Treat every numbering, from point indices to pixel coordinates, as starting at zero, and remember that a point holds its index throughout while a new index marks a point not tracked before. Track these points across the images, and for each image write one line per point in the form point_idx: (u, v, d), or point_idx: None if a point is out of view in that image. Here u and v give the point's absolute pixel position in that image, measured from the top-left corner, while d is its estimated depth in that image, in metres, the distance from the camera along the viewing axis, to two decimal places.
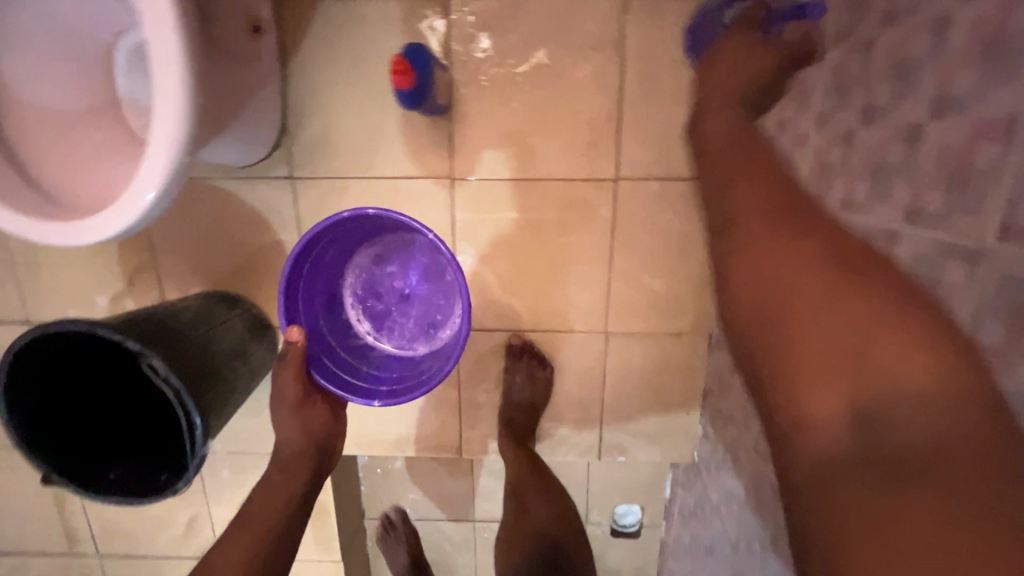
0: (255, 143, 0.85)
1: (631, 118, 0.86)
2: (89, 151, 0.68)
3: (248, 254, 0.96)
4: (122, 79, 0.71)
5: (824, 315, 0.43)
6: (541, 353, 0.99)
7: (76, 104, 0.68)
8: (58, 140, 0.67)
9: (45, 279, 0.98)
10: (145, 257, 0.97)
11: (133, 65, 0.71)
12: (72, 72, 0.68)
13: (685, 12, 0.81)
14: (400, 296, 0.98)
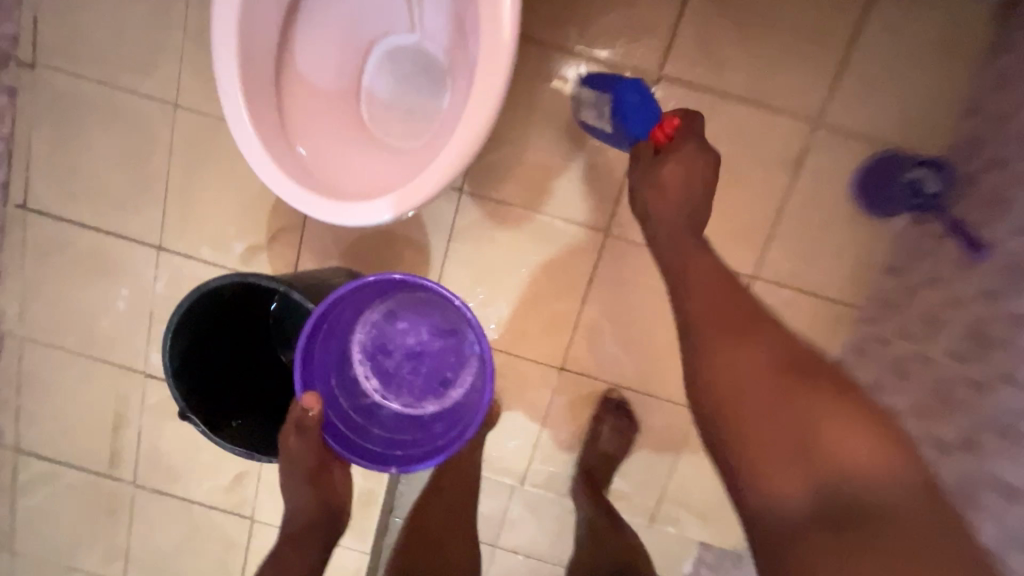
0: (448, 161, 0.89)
1: (784, 229, 0.94)
2: (330, 129, 0.74)
3: (392, 246, 1.01)
4: (373, 73, 0.77)
5: (784, 420, 0.49)
6: (630, 408, 1.04)
7: (333, 84, 0.74)
8: (310, 111, 0.73)
9: (195, 213, 1.02)
10: (295, 221, 1.01)
11: (389, 66, 0.77)
12: (340, 57, 0.74)
13: (863, 155, 0.90)
14: (412, 352, 0.92)
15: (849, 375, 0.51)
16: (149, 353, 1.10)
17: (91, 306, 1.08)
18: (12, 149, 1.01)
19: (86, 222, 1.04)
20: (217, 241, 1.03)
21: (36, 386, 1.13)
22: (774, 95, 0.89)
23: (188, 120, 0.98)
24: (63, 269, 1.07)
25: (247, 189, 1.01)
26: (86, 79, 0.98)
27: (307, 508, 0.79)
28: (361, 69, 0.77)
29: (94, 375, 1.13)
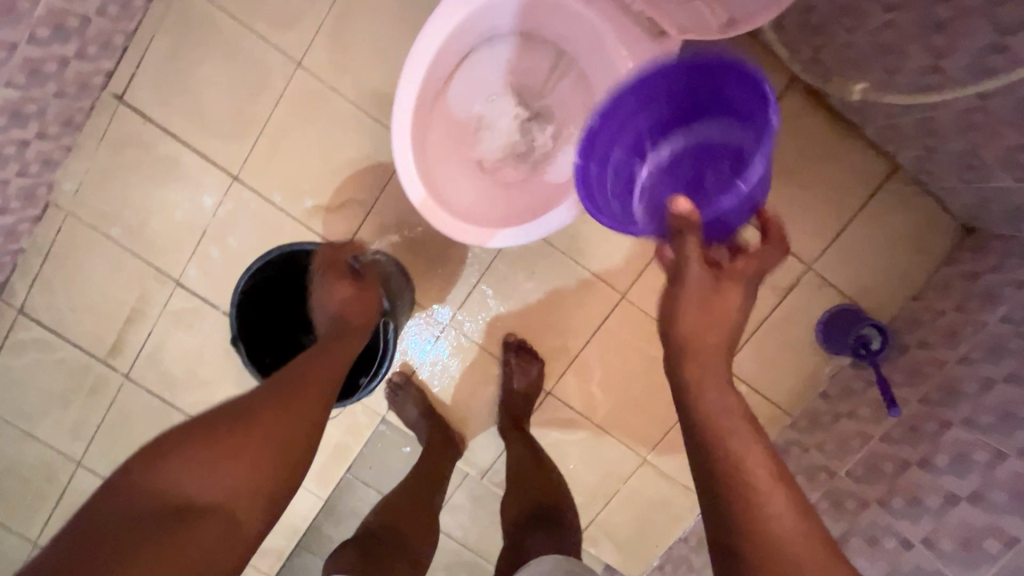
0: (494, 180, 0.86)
1: (758, 336, 1.15)
2: (455, 108, 0.83)
3: (441, 246, 1.16)
4: (498, 98, 0.85)
5: (650, 407, 1.21)
6: (601, 434, 1.22)
7: (479, 80, 0.84)
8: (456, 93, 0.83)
9: (277, 159, 1.12)
10: (363, 196, 1.14)
11: (509, 98, 0.86)
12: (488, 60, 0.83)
13: (829, 303, 1.13)
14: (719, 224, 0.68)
15: (600, 403, 1.21)
16: (188, 267, 1.18)
17: (152, 208, 1.16)
18: (127, 45, 1.07)
19: (175, 135, 1.12)
20: (292, 190, 1.14)
21: (65, 259, 1.18)
22: (788, 232, 1.10)
23: (303, 80, 1.08)
24: (137, 165, 1.13)
25: (331, 157, 1.12)
26: (226, 14, 1.06)
27: (307, 368, 0.77)
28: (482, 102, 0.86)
29: (121, 267, 1.19)
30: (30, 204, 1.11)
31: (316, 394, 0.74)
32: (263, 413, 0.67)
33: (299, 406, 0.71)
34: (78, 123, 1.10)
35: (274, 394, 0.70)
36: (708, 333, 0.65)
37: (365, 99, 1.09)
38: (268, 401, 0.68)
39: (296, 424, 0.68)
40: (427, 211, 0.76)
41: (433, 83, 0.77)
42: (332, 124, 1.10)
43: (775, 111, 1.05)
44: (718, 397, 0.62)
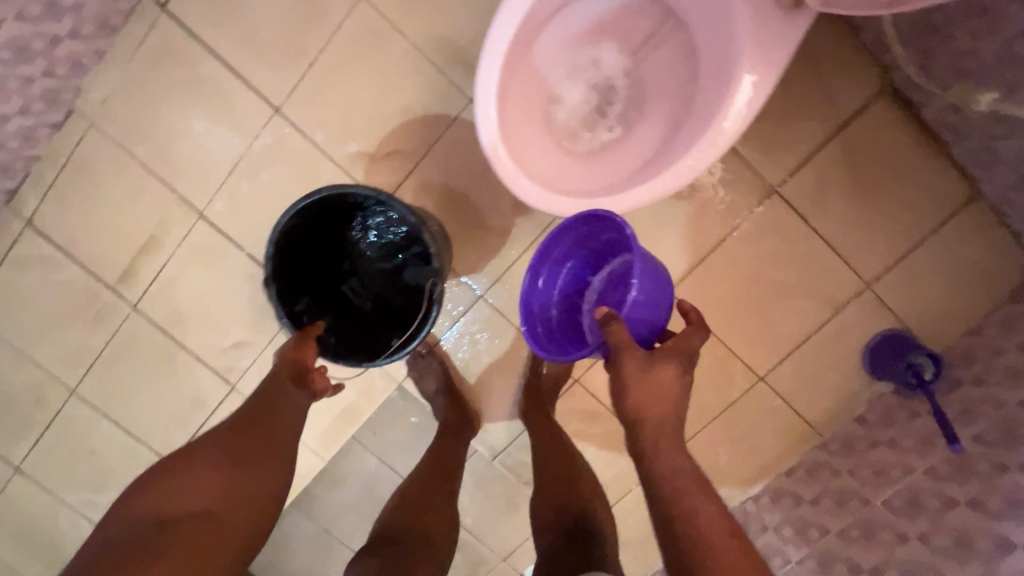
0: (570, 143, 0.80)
1: (803, 350, 1.10)
2: (545, 54, 0.76)
3: (486, 213, 1.09)
4: (592, 52, 0.78)
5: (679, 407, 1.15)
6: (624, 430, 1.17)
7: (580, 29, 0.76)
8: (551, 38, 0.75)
9: (325, 96, 1.04)
10: (412, 148, 1.07)
11: (604, 55, 0.78)
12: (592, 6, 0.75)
13: (882, 326, 1.08)
14: (648, 310, 0.86)
15: None
16: (215, 199, 1.11)
17: (182, 129, 1.08)
18: None
19: (217, 54, 1.03)
20: (336, 132, 1.06)
21: (82, 173, 1.10)
22: (851, 247, 1.05)
23: (364, 12, 1.00)
24: (172, 81, 1.05)
25: (383, 101, 1.04)
26: None
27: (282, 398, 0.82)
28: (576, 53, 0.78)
29: (142, 190, 1.11)
30: (52, 108, 1.02)
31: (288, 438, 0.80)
32: (230, 448, 0.75)
33: (267, 434, 0.78)
34: (115, 27, 1.01)
35: (244, 438, 0.77)
36: (655, 407, 0.77)
37: (428, 43, 1.01)
38: (234, 443, 0.76)
39: (259, 468, 0.75)
40: (503, 173, 0.70)
41: (532, 20, 0.70)
42: (388, 66, 1.02)
43: (862, 116, 0.99)
44: (673, 462, 0.73)
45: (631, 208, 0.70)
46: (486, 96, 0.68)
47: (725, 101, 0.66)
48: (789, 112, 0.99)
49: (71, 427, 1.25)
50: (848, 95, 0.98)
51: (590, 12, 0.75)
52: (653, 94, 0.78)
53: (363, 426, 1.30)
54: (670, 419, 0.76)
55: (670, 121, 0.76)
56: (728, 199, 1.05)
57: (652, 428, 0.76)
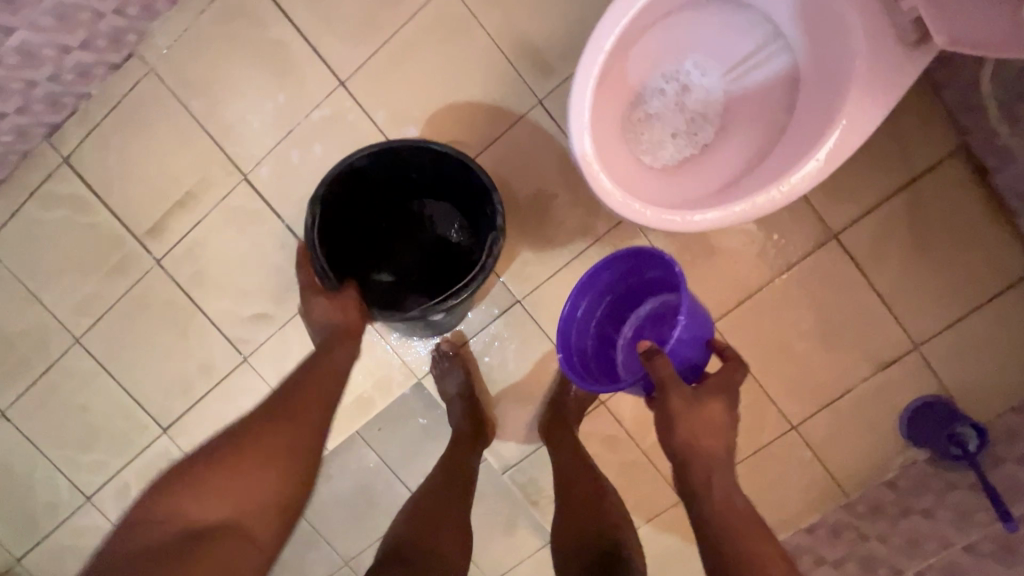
0: (650, 156, 0.78)
1: (841, 403, 1.07)
2: (638, 63, 0.75)
3: (538, 218, 1.06)
4: (683, 69, 0.77)
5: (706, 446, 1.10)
6: (645, 461, 1.13)
7: (675, 42, 0.75)
8: (647, 48, 0.74)
9: (393, 75, 1.02)
10: (473, 141, 1.05)
11: (694, 73, 0.77)
12: (691, 23, 0.74)
13: (925, 391, 1.04)
14: (690, 346, 0.80)
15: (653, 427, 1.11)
16: (262, 164, 1.08)
17: (241, 89, 1.05)
18: None
19: (292, 19, 1.01)
20: (398, 114, 1.04)
21: (131, 118, 1.07)
22: (904, 304, 1.03)
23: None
24: (241, 39, 1.03)
25: (451, 90, 1.02)
26: None
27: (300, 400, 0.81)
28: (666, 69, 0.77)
29: (190, 145, 1.08)
30: (114, 48, 1.00)
31: (310, 419, 0.80)
32: (243, 457, 0.72)
33: (280, 438, 0.76)
34: None
35: (267, 428, 0.76)
36: (706, 441, 0.75)
37: (506, 39, 1.00)
38: (252, 437, 0.75)
39: (272, 471, 0.73)
40: (589, 174, 0.68)
41: (636, 26, 0.69)
42: (462, 55, 1.01)
43: (932, 174, 0.98)
44: (725, 501, 0.71)
45: (715, 224, 0.67)
46: (582, 94, 0.66)
47: (829, 127, 0.64)
48: (859, 160, 0.98)
49: (67, 379, 1.19)
50: (921, 150, 0.97)
51: (689, 29, 0.75)
52: (741, 118, 0.76)
53: (372, 421, 1.25)
54: (719, 456, 0.74)
55: (758, 146, 0.75)
56: (786, 238, 1.03)
57: (697, 464, 0.74)
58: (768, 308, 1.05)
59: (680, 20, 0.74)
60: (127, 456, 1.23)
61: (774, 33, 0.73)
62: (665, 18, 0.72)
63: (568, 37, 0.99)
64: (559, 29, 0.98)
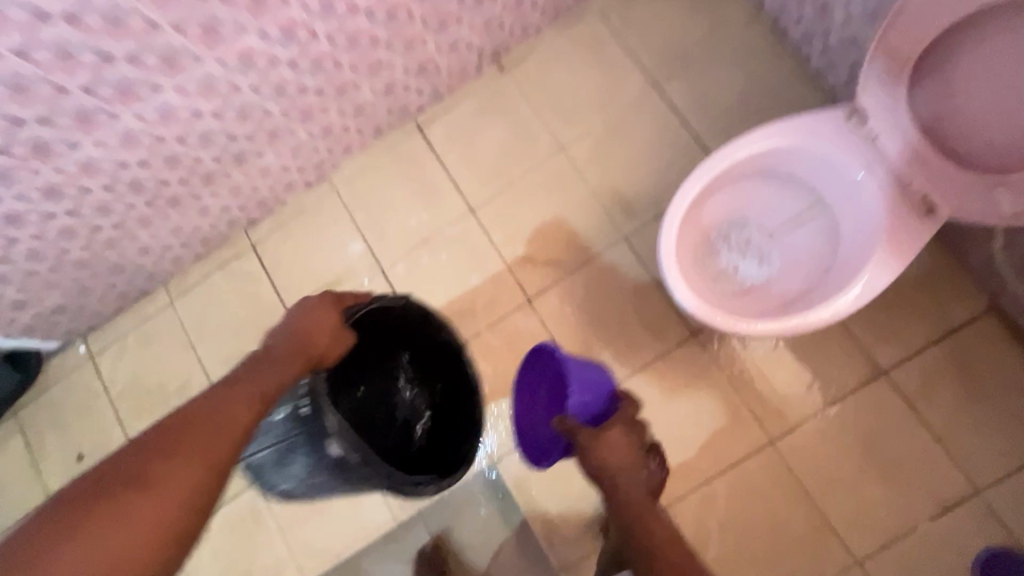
0: (713, 282, 0.99)
1: (905, 542, 1.08)
2: (705, 215, 1.00)
3: (615, 330, 1.25)
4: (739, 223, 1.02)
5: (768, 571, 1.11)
6: None
7: (734, 204, 1.01)
8: (713, 206, 1.00)
9: (511, 208, 1.33)
10: (566, 262, 1.29)
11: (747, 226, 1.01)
12: (747, 192, 1.00)
13: (993, 540, 1.05)
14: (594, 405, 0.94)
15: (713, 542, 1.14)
16: (397, 263, 1.36)
17: (395, 208, 1.39)
18: (444, 96, 1.40)
19: (443, 165, 1.38)
20: (511, 235, 1.32)
21: (309, 221, 1.42)
22: (959, 447, 1.09)
23: (561, 160, 1.33)
24: (403, 174, 1.39)
25: (554, 222, 1.31)
26: (525, 99, 1.37)
27: (204, 424, 0.62)
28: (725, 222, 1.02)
29: (346, 244, 1.40)
30: (316, 172, 1.39)
31: (224, 438, 0.62)
32: (117, 513, 0.54)
33: (171, 486, 0.57)
34: (382, 133, 1.40)
35: (168, 451, 0.59)
36: (618, 456, 0.82)
37: (602, 190, 1.30)
38: (131, 490, 0.56)
39: (170, 528, 0.56)
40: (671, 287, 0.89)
41: (707, 190, 0.95)
42: (567, 199, 1.31)
43: (969, 328, 1.11)
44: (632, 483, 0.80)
45: (768, 335, 0.85)
46: (670, 230, 0.90)
47: (861, 267, 0.84)
48: (901, 309, 1.14)
49: None
50: (955, 307, 1.12)
51: (743, 196, 1.00)
52: (787, 262, 0.98)
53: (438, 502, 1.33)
54: (635, 464, 0.82)
55: (805, 281, 0.95)
56: (838, 369, 1.16)
57: (619, 477, 0.81)
58: (825, 435, 1.14)
59: (738, 190, 1.00)
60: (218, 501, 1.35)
61: (810, 205, 0.97)
62: (727, 187, 0.98)
63: (651, 194, 1.28)
64: (644, 186, 1.28)
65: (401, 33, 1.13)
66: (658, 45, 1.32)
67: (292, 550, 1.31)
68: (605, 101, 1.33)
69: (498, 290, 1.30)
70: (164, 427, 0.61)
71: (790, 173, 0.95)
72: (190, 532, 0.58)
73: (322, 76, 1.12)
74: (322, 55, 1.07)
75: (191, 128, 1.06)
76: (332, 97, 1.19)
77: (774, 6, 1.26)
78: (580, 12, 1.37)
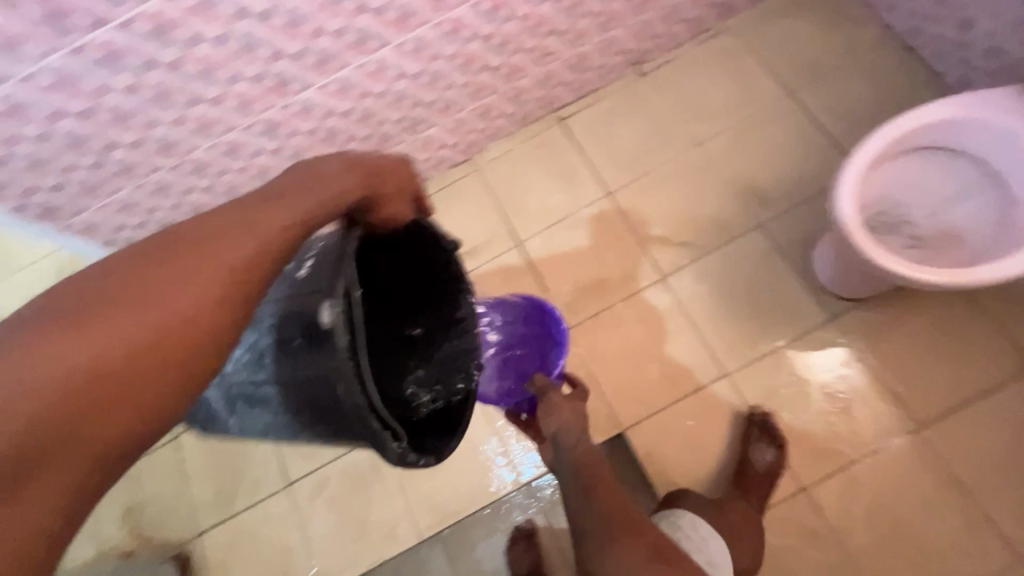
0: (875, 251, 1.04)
1: None
2: (870, 187, 1.06)
3: (750, 309, 1.28)
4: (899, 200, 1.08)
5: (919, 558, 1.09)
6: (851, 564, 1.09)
7: (897, 180, 1.07)
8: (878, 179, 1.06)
9: (647, 194, 1.43)
10: (701, 244, 1.36)
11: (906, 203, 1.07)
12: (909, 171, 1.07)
13: None
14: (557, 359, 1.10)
15: (861, 525, 1.11)
16: (534, 237, 1.45)
17: (533, 188, 1.50)
18: (587, 94, 1.54)
19: (583, 152, 1.50)
20: (646, 218, 1.40)
21: (452, 195, 1.54)
22: None
23: (697, 153, 1.44)
24: (545, 159, 1.52)
25: (689, 208, 1.39)
26: (663, 100, 1.50)
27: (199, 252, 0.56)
28: (883, 198, 1.08)
29: (486, 217, 1.50)
30: (466, 151, 1.52)
31: (221, 252, 0.57)
32: (103, 328, 0.50)
33: (162, 299, 0.53)
34: (527, 122, 1.54)
35: (153, 271, 0.55)
36: (572, 421, 1.00)
37: (735, 182, 1.39)
38: (123, 298, 0.52)
39: (165, 334, 0.53)
40: (857, 234, 0.92)
41: (882, 158, 1.01)
42: (702, 188, 1.40)
43: None
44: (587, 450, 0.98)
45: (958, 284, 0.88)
46: (848, 181, 0.95)
47: None
48: None
49: None
50: None
51: (905, 173, 1.07)
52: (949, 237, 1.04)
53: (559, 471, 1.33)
54: (581, 424, 1.00)
55: (973, 249, 1.00)
56: (985, 360, 1.17)
57: (573, 432, 0.99)
58: (975, 424, 1.14)
59: (902, 166, 1.06)
60: (341, 450, 1.37)
61: (972, 185, 1.04)
62: (894, 162, 1.05)
63: (785, 187, 1.36)
64: (776, 180, 1.37)
65: (575, 27, 1.30)
66: (790, 61, 1.46)
67: (409, 504, 1.31)
68: (738, 106, 1.46)
69: (633, 265, 1.37)
70: (166, 239, 0.57)
71: (957, 147, 1.02)
72: (184, 340, 0.54)
73: (504, 56, 1.28)
74: (509, 35, 1.23)
75: (393, 87, 1.21)
76: (504, 78, 1.35)
77: (905, 30, 1.39)
78: (717, 30, 1.53)
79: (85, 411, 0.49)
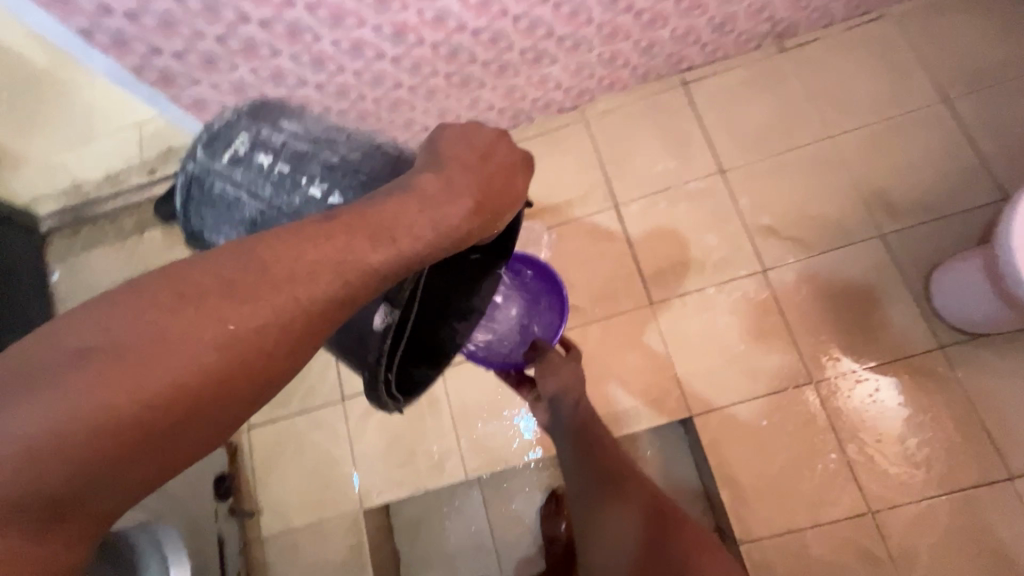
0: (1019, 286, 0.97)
1: None
2: None
3: (851, 320, 1.22)
4: None
5: None
6: None
7: None
8: None
9: (764, 179, 1.33)
10: (812, 243, 1.27)
11: None
12: None
13: None
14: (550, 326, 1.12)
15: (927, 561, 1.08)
16: (633, 202, 1.38)
17: (641, 150, 1.41)
18: (718, 60, 1.43)
19: (702, 122, 1.40)
20: (757, 204, 1.32)
21: (554, 141, 1.46)
22: None
23: (827, 146, 1.33)
24: (659, 121, 1.42)
25: (806, 202, 1.30)
26: (801, 80, 1.38)
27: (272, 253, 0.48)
28: None
29: (585, 171, 1.43)
30: (577, 97, 1.43)
31: (290, 286, 0.47)
32: (182, 335, 0.43)
33: (235, 312, 0.45)
34: (648, 79, 1.44)
35: (226, 282, 0.46)
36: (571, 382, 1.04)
37: (863, 184, 1.29)
38: (203, 304, 0.44)
39: (244, 345, 0.45)
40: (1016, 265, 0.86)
41: None
42: (825, 184, 1.31)
43: None
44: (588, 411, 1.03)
45: None
46: None
47: None
48: None
49: None
50: None
51: None
52: None
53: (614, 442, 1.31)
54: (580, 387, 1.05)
55: None
56: None
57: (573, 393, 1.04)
58: None
59: None
60: None
61: None
62: None
63: (916, 200, 1.26)
64: (910, 191, 1.27)
65: None
66: (953, 63, 1.33)
67: (460, 442, 1.31)
68: (884, 102, 1.33)
69: (734, 250, 1.30)
70: (228, 258, 0.47)
71: None
72: (266, 362, 0.47)
73: None
74: None
75: (532, 11, 1.13)
76: (643, 25, 1.25)
77: None
78: (877, 14, 1.39)
79: (159, 441, 0.43)
